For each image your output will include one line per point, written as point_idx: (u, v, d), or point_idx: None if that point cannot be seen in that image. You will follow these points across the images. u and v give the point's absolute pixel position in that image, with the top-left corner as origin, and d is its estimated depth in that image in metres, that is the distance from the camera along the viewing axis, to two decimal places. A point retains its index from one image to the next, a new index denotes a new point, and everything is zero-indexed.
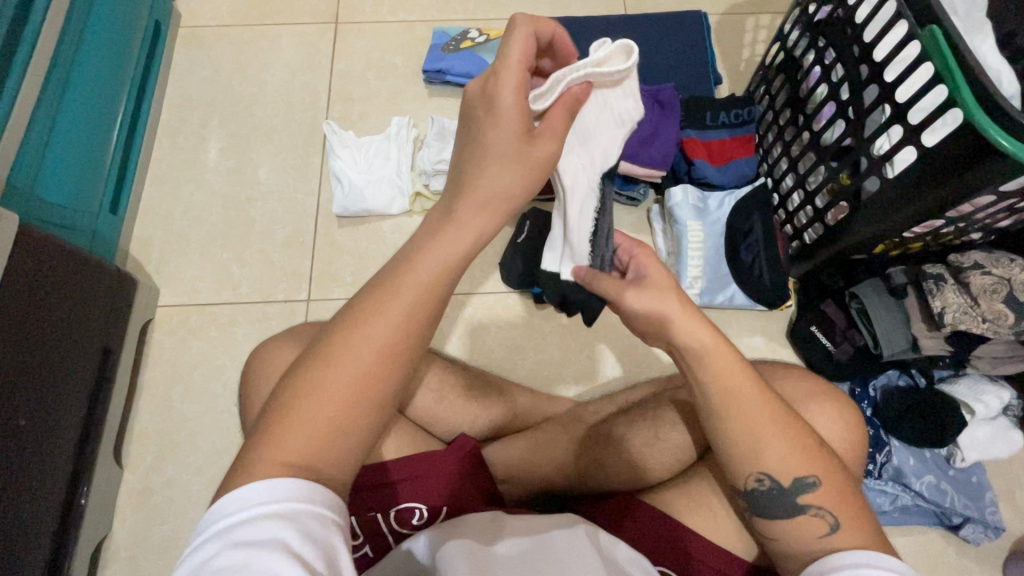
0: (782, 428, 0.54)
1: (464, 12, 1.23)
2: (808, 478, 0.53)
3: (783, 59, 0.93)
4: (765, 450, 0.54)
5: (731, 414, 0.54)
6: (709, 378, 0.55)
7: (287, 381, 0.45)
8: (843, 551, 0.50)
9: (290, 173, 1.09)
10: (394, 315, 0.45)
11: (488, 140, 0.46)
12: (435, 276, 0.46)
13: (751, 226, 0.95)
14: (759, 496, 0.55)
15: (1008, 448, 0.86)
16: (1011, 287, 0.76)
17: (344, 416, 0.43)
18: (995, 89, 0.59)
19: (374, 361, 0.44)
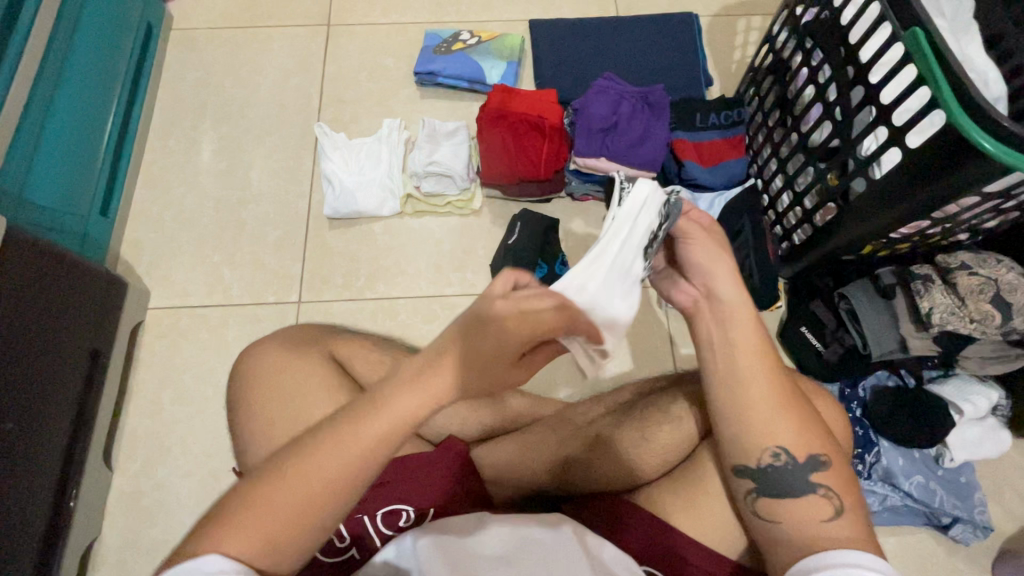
0: (792, 410, 0.57)
1: (455, 13, 1.23)
2: (820, 456, 0.56)
3: (772, 60, 0.93)
4: (778, 422, 0.56)
5: (751, 382, 0.57)
6: (738, 343, 0.58)
7: (262, 472, 0.46)
8: (841, 548, 0.50)
9: (281, 175, 1.09)
10: (362, 440, 0.46)
11: (477, 343, 0.49)
12: (407, 415, 0.47)
13: (741, 226, 0.96)
14: (771, 474, 0.55)
15: (996, 448, 0.85)
16: (997, 287, 0.78)
17: (288, 524, 0.44)
18: (977, 91, 0.59)
19: (332, 482, 0.45)
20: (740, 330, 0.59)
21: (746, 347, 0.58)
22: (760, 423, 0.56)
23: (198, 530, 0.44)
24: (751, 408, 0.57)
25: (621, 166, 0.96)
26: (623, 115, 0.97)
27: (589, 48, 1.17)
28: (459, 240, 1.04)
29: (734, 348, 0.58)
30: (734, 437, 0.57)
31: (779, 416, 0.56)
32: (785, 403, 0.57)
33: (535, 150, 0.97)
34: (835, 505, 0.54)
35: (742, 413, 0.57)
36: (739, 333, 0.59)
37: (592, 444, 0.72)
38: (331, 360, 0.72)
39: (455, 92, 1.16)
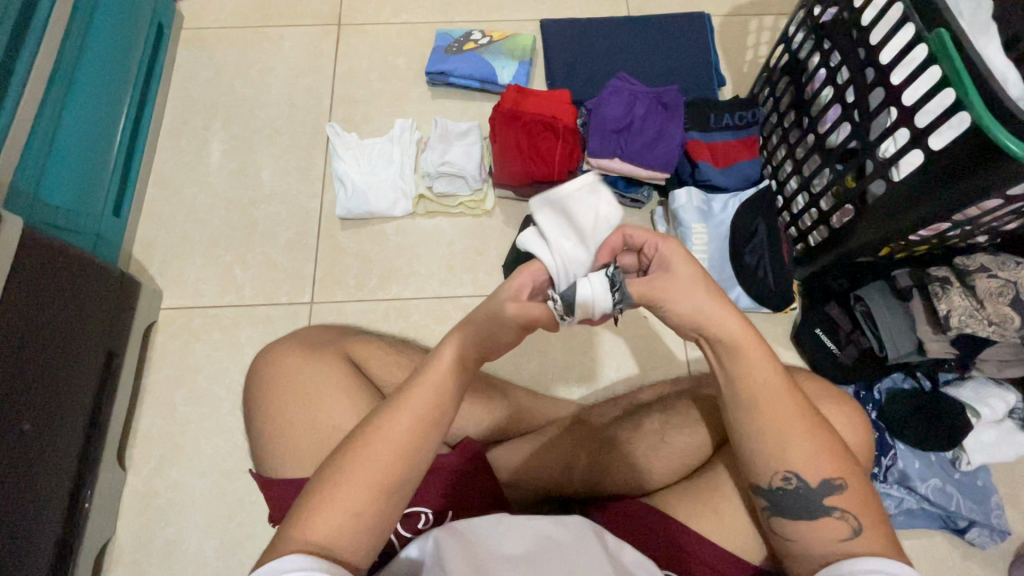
0: (806, 431, 0.55)
1: (466, 13, 1.22)
2: (836, 480, 0.54)
3: (788, 61, 0.93)
4: (791, 446, 0.55)
5: (761, 409, 0.55)
6: (739, 375, 0.56)
7: (325, 472, 0.51)
8: (860, 556, 0.50)
9: (292, 175, 1.09)
10: (406, 426, 0.52)
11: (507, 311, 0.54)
12: (446, 381, 0.54)
13: (755, 228, 0.95)
14: (782, 496, 0.55)
15: (1013, 452, 0.84)
16: (1017, 290, 0.77)
17: (362, 510, 0.49)
18: (1004, 96, 0.59)
19: (393, 464, 0.51)
20: (742, 362, 0.55)
21: (750, 377, 0.55)
22: (770, 445, 0.55)
23: (282, 531, 0.49)
24: (769, 428, 0.55)
25: (634, 167, 0.96)
26: (637, 116, 0.97)
27: (601, 48, 1.16)
28: (471, 241, 1.04)
29: (738, 376, 0.56)
30: (748, 459, 0.57)
31: (791, 434, 0.55)
32: (797, 427, 0.55)
33: (548, 151, 0.97)
34: (852, 524, 0.53)
35: (755, 433, 0.56)
36: (744, 360, 0.55)
37: (612, 447, 0.73)
38: (348, 361, 0.72)
39: (466, 92, 1.16)
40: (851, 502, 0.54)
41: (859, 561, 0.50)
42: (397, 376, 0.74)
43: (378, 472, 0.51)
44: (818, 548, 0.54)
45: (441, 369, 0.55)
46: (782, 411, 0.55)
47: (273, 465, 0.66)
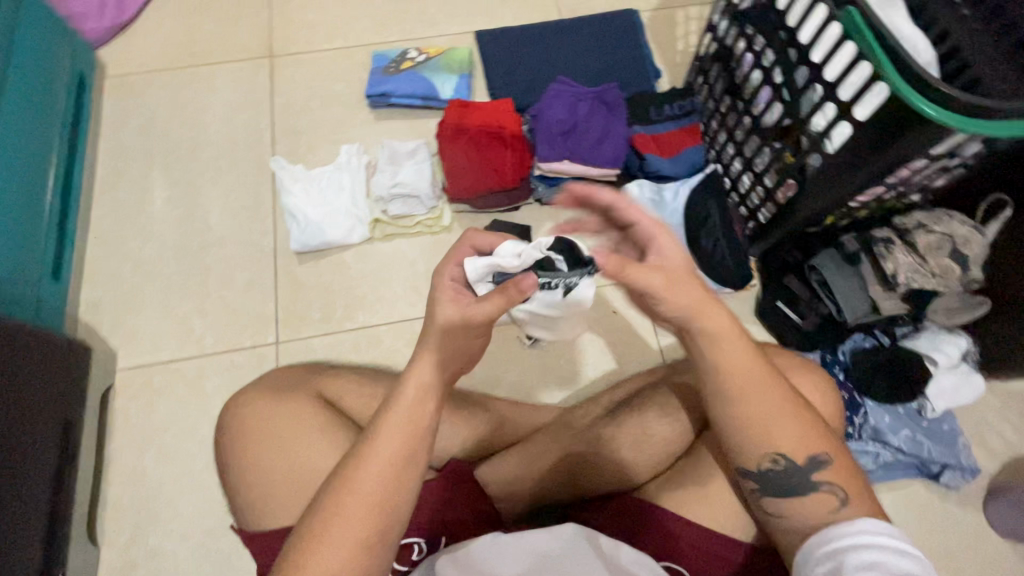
0: (786, 413, 0.55)
1: (400, 33, 1.22)
2: (820, 455, 0.54)
3: (716, 49, 0.96)
4: (777, 428, 0.54)
5: (744, 394, 0.55)
6: (726, 360, 0.55)
7: (313, 513, 0.52)
8: (863, 517, 0.52)
9: (241, 214, 1.06)
10: (366, 491, 0.52)
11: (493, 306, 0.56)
12: (425, 387, 0.57)
13: (707, 212, 0.98)
14: (770, 478, 0.55)
15: (973, 394, 0.89)
16: (954, 243, 0.83)
17: (371, 521, 0.51)
18: (915, 64, 0.61)
19: (368, 523, 0.51)
20: (719, 346, 0.55)
21: (729, 370, 0.55)
22: (752, 427, 0.55)
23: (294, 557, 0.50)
24: (750, 416, 0.55)
25: (585, 166, 0.97)
26: (581, 116, 0.98)
27: (537, 54, 1.18)
28: (433, 259, 1.03)
29: (723, 367, 0.55)
30: (732, 443, 0.56)
31: (785, 412, 0.55)
32: (779, 405, 0.55)
33: (499, 160, 0.98)
34: (840, 495, 0.53)
35: (744, 416, 0.55)
36: (731, 353, 0.55)
37: (599, 448, 0.72)
38: (320, 400, 0.70)
39: (409, 110, 1.15)
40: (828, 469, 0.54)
41: (832, 537, 0.51)
42: (374, 407, 0.72)
43: (379, 480, 0.53)
44: (806, 520, 0.54)
45: (413, 375, 0.57)
46: (770, 392, 0.55)
47: (256, 516, 0.63)
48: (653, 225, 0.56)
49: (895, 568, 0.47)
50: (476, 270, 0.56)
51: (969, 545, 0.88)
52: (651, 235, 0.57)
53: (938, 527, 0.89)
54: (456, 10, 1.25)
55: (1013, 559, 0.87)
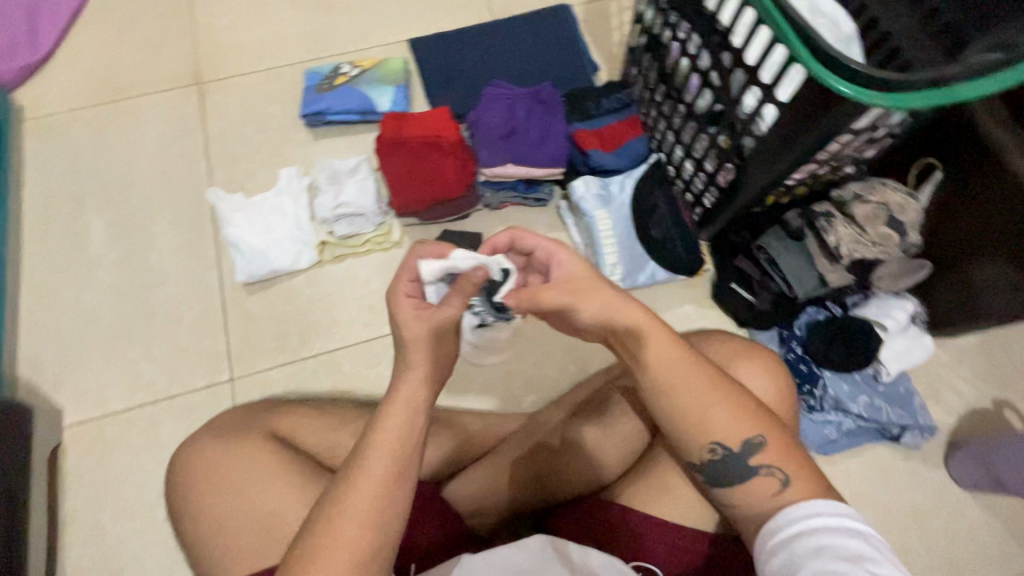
0: (719, 398, 0.56)
1: (332, 48, 1.20)
2: (754, 437, 0.55)
3: (646, 39, 0.96)
4: (713, 414, 0.55)
5: (674, 386, 0.56)
6: (649, 356, 0.57)
7: (314, 519, 0.51)
8: (812, 499, 0.52)
9: (183, 250, 1.03)
10: (359, 512, 0.50)
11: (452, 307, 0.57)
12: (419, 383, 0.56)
13: (654, 202, 0.98)
14: (712, 468, 0.56)
15: (924, 353, 0.91)
16: (890, 210, 0.85)
17: (376, 516, 0.50)
18: (822, 41, 0.61)
19: (364, 532, 0.49)
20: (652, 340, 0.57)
21: (662, 366, 0.56)
22: (690, 416, 0.56)
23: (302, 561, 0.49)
24: (691, 405, 0.56)
25: (528, 168, 0.97)
26: (519, 119, 0.98)
27: (473, 58, 1.16)
28: (386, 276, 1.01)
29: (650, 360, 0.57)
30: (674, 437, 0.57)
31: (720, 398, 0.56)
32: (708, 389, 0.56)
33: (440, 169, 0.96)
34: (780, 476, 0.54)
35: (679, 405, 0.56)
36: (658, 345, 0.56)
37: (561, 452, 0.72)
38: (273, 439, 0.68)
39: (348, 126, 1.12)
40: (775, 452, 0.55)
41: (779, 524, 0.52)
42: (331, 438, 0.71)
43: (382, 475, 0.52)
44: (757, 504, 0.54)
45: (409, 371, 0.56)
46: (698, 383, 0.56)
47: (214, 567, 0.61)
48: (547, 244, 0.61)
49: (841, 549, 0.47)
50: (432, 267, 0.61)
51: (933, 501, 0.90)
52: (549, 254, 0.61)
53: (902, 487, 0.91)
54: (387, 19, 1.22)
55: (975, 509, 0.90)
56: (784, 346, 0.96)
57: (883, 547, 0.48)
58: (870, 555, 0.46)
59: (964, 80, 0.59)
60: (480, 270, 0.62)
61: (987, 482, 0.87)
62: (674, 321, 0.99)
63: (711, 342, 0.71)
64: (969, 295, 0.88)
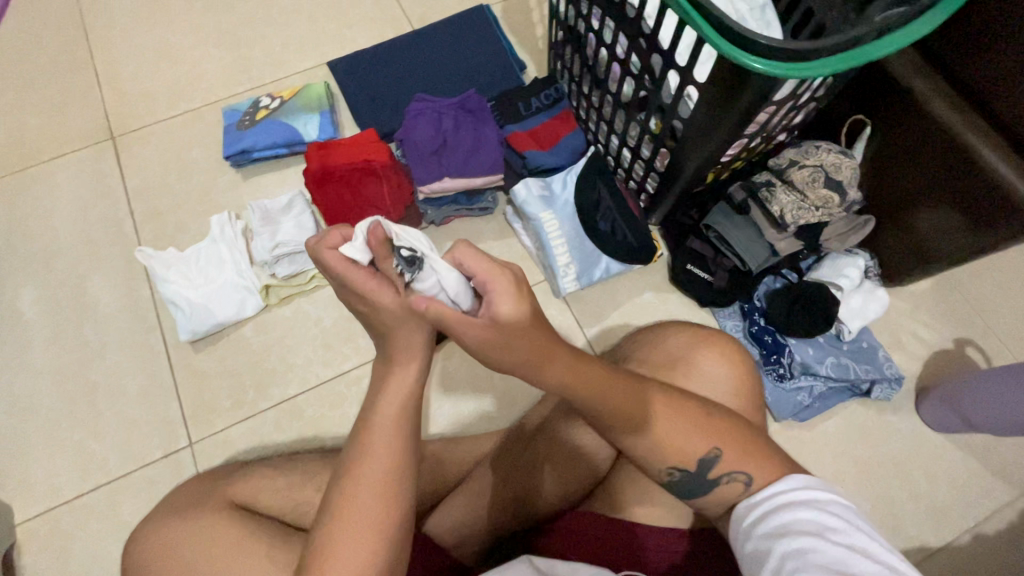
0: (672, 417, 0.53)
1: (248, 82, 1.15)
2: (711, 453, 0.52)
3: (564, 32, 0.94)
4: (667, 432, 0.53)
5: (624, 413, 0.51)
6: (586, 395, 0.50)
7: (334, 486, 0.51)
8: (777, 480, 0.51)
9: (119, 316, 0.97)
10: (379, 480, 0.50)
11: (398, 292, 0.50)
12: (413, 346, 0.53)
13: (598, 196, 0.97)
14: (674, 485, 0.55)
15: (880, 307, 0.92)
16: (826, 171, 0.85)
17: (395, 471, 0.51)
18: (724, 17, 0.59)
19: (382, 491, 0.50)
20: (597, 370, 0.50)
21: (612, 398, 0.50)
22: (647, 441, 0.53)
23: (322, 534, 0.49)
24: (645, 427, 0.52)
25: (466, 180, 0.94)
26: (449, 131, 0.95)
27: (396, 73, 1.13)
28: (337, 311, 0.98)
29: (592, 400, 0.50)
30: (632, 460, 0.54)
31: (671, 413, 0.53)
32: (658, 406, 0.53)
33: (376, 195, 0.93)
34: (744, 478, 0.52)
35: (640, 434, 0.52)
36: (603, 385, 0.50)
37: (537, 464, 0.70)
38: (232, 508, 0.64)
39: (277, 160, 1.08)
40: (739, 443, 0.53)
41: (745, 508, 0.51)
42: (296, 496, 0.68)
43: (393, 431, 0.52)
44: (727, 499, 0.53)
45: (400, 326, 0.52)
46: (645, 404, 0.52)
47: None
48: (485, 270, 0.45)
49: (802, 524, 0.46)
50: (350, 248, 0.50)
51: (911, 450, 0.92)
52: (484, 285, 0.45)
53: (880, 440, 0.92)
54: (302, 44, 1.18)
55: (952, 450, 0.92)
56: (747, 320, 0.95)
57: (846, 511, 0.47)
58: (831, 525, 0.46)
59: (873, 39, 0.59)
60: (377, 229, 0.49)
61: (958, 422, 0.88)
62: (635, 312, 0.99)
63: (667, 335, 0.69)
64: (919, 240, 0.87)
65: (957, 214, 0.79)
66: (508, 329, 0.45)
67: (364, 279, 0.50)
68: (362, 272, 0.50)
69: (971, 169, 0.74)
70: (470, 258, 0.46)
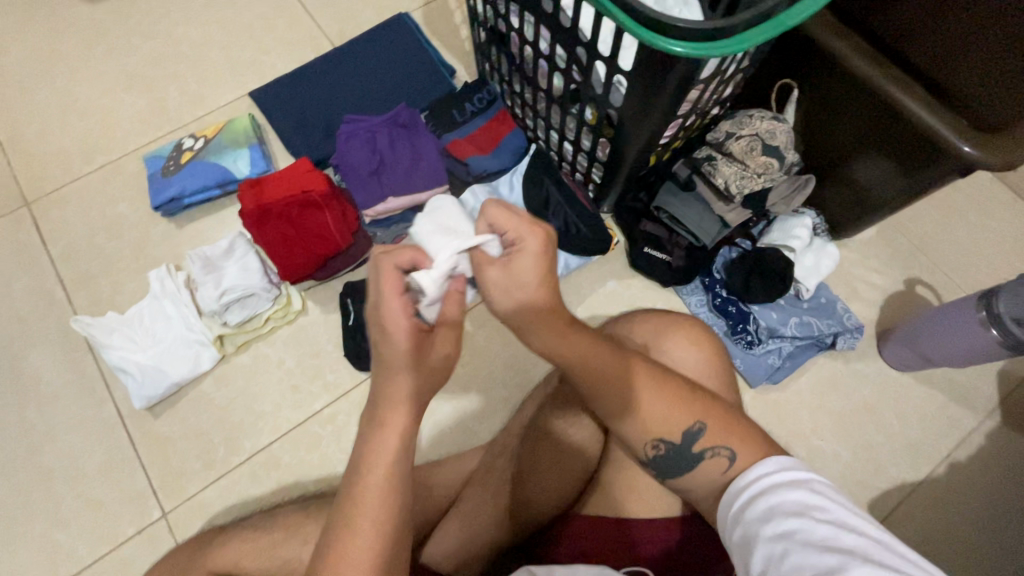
0: (660, 393, 0.55)
1: (167, 124, 1.09)
2: (695, 427, 0.54)
3: (486, 33, 0.92)
4: (648, 411, 0.54)
5: (609, 385, 0.54)
6: (580, 357, 0.53)
7: (328, 538, 0.48)
8: (756, 462, 0.52)
9: (65, 393, 0.91)
10: (363, 560, 0.47)
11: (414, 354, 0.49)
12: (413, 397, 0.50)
13: (546, 193, 0.96)
14: (658, 462, 0.56)
15: (833, 261, 0.94)
16: (762, 139, 0.86)
17: (386, 519, 0.49)
18: (638, 5, 0.58)
19: (377, 539, 0.48)
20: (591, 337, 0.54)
21: (605, 365, 0.54)
22: (628, 422, 0.55)
23: None
24: (627, 404, 0.54)
25: (410, 197, 0.91)
26: (384, 149, 0.92)
27: (324, 95, 1.09)
28: (299, 350, 0.94)
29: (583, 362, 0.54)
30: (618, 433, 0.56)
31: (657, 388, 0.55)
32: (648, 380, 0.55)
33: (320, 226, 0.90)
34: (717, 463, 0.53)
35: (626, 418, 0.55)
36: (594, 352, 0.54)
37: (525, 477, 0.68)
38: None
39: (211, 203, 1.03)
40: (711, 422, 0.54)
41: (730, 499, 0.51)
42: (280, 556, 0.65)
43: (387, 474, 0.49)
44: (707, 482, 0.54)
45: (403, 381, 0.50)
46: (627, 379, 0.54)
47: None
48: (516, 224, 0.50)
49: (789, 504, 0.46)
50: (426, 279, 0.50)
51: (880, 393, 0.95)
52: (518, 237, 0.50)
53: (850, 389, 0.95)
54: (218, 77, 1.12)
55: (917, 387, 0.95)
56: (709, 293, 0.97)
57: (830, 490, 0.48)
58: (815, 504, 0.46)
59: (784, 8, 0.60)
60: (457, 280, 0.53)
61: (918, 360, 0.92)
62: (601, 302, 0.99)
63: (632, 325, 0.69)
64: (859, 191, 0.89)
65: (888, 163, 0.81)
66: (513, 280, 0.50)
67: (404, 308, 0.47)
68: (404, 299, 0.48)
69: (897, 120, 0.76)
70: (504, 212, 0.50)
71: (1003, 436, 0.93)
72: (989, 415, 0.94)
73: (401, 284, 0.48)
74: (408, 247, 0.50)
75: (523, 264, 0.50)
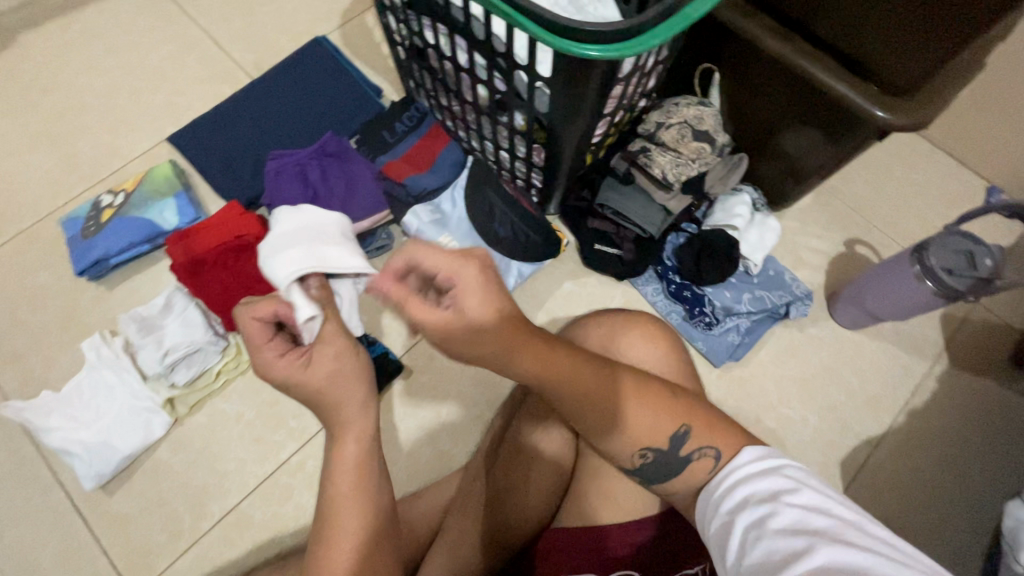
0: (643, 401, 0.53)
1: (82, 181, 1.02)
2: (681, 429, 0.53)
3: (405, 51, 0.90)
4: (627, 424, 0.53)
5: (590, 398, 0.52)
6: (558, 375, 0.52)
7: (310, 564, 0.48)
8: (738, 453, 0.52)
9: (4, 484, 0.85)
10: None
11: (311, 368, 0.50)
12: (350, 399, 0.51)
13: (491, 206, 0.95)
14: (647, 469, 0.55)
15: (774, 234, 0.97)
16: (690, 125, 0.88)
17: (361, 539, 0.48)
18: (548, 13, 0.58)
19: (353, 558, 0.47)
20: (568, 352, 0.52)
21: (586, 380, 0.52)
22: (606, 435, 0.54)
23: None
24: (610, 417, 0.53)
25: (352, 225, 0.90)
26: (317, 181, 0.92)
27: (248, 131, 1.05)
28: (257, 400, 0.90)
29: (566, 379, 0.52)
30: (601, 446, 0.55)
31: (636, 399, 0.53)
32: (630, 388, 0.54)
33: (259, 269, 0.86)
34: (686, 460, 0.52)
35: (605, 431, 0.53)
36: (572, 369, 0.52)
37: (503, 496, 0.67)
38: None
39: (141, 260, 0.97)
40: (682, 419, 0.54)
41: (706, 492, 0.51)
42: None
43: (354, 486, 0.50)
44: (682, 480, 0.53)
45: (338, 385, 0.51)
46: (610, 388, 0.53)
47: None
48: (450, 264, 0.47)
49: (759, 492, 0.47)
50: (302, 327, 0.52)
51: (837, 354, 0.98)
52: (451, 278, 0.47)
53: (809, 354, 0.98)
54: (131, 124, 1.06)
55: (870, 342, 0.99)
56: (664, 281, 0.98)
57: (800, 472, 0.49)
58: (784, 487, 0.47)
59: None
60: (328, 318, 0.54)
61: (866, 317, 0.95)
62: (560, 305, 0.98)
63: (590, 329, 0.69)
64: (791, 163, 0.92)
65: (813, 131, 0.83)
66: (463, 322, 0.47)
67: (275, 356, 0.50)
68: (274, 349, 0.50)
69: (814, 92, 0.78)
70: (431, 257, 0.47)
71: (952, 377, 0.98)
72: (938, 358, 0.99)
73: (265, 333, 0.50)
74: (264, 300, 0.51)
75: (467, 302, 0.47)
